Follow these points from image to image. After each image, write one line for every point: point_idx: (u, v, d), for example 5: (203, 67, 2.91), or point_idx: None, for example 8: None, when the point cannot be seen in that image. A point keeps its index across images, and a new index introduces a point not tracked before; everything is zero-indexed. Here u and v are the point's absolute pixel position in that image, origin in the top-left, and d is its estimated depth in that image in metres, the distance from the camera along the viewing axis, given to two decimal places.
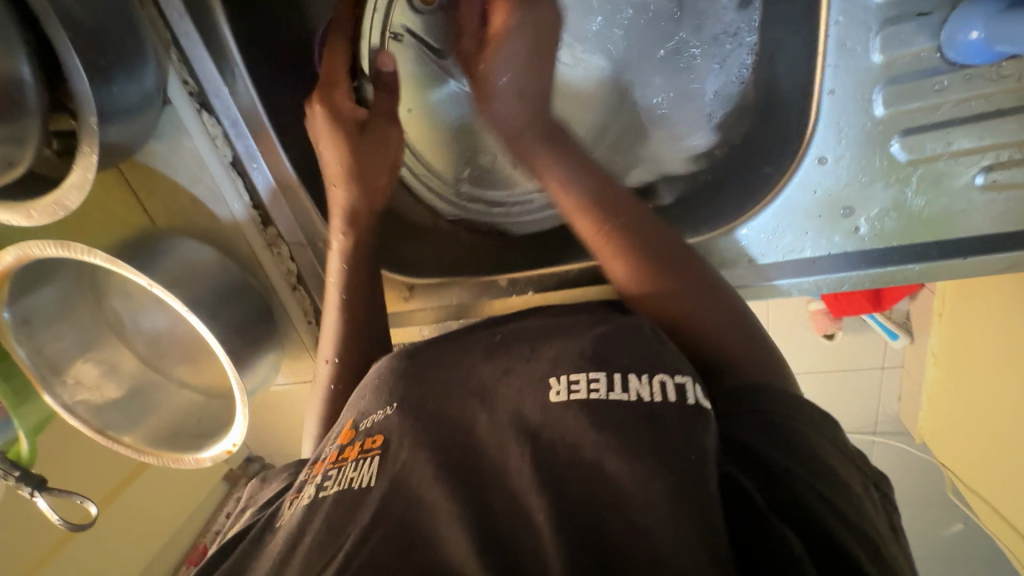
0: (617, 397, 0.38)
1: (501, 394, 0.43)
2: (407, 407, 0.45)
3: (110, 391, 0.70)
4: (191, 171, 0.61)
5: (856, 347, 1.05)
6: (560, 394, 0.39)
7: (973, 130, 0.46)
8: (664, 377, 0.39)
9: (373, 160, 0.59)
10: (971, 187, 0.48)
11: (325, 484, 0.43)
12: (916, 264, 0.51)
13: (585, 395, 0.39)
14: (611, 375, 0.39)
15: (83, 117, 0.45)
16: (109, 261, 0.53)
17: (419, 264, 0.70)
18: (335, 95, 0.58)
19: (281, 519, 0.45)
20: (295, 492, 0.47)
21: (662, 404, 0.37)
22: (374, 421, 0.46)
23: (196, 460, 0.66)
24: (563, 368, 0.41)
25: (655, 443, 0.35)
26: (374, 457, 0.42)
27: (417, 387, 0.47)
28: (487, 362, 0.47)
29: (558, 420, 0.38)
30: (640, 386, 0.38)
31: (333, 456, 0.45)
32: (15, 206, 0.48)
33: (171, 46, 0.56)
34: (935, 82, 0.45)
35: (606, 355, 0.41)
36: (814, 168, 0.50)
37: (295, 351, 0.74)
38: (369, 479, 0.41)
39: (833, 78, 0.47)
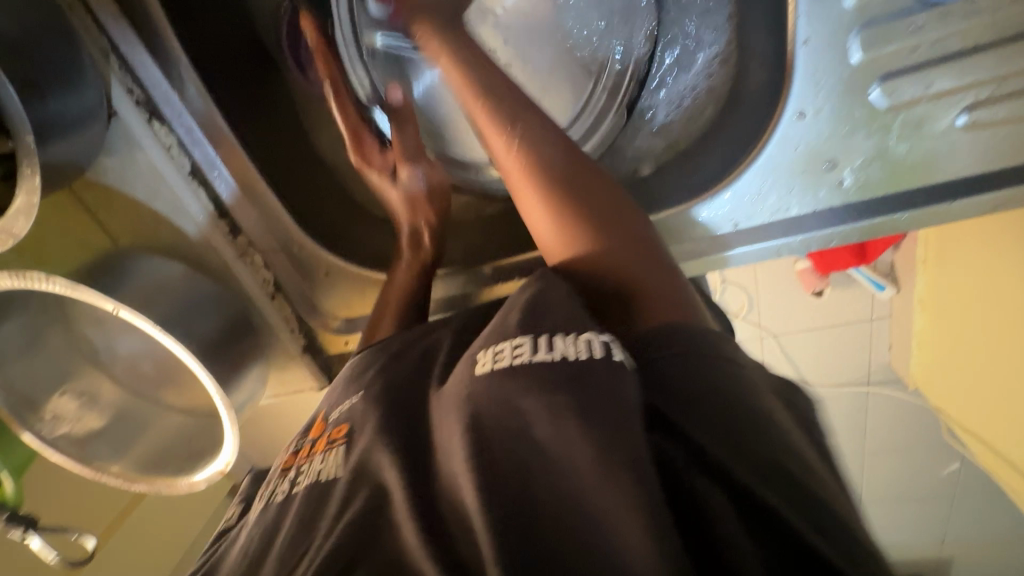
0: (540, 357, 0.34)
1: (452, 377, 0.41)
2: (371, 393, 0.45)
3: (91, 422, 0.67)
4: (150, 185, 0.58)
5: (844, 301, 1.03)
6: (485, 365, 0.36)
7: (952, 70, 0.44)
8: (591, 334, 0.34)
9: (414, 195, 0.63)
10: (953, 129, 0.46)
11: (299, 478, 0.45)
12: (904, 213, 0.51)
13: (507, 361, 0.35)
14: (537, 337, 0.35)
15: (20, 137, 0.41)
16: (70, 287, 0.50)
17: None
18: (364, 147, 0.62)
19: (258, 511, 0.48)
20: (270, 485, 0.50)
21: (592, 362, 0.32)
22: (342, 411, 0.47)
23: (189, 483, 0.64)
24: (494, 341, 0.38)
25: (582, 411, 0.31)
26: (340, 446, 0.43)
27: (379, 377, 0.47)
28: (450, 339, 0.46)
29: (479, 391, 0.35)
30: (566, 345, 0.34)
31: (306, 449, 0.48)
32: None
33: (110, 54, 0.52)
34: (910, 23, 0.43)
35: (537, 319, 0.37)
36: (794, 124, 0.49)
37: (281, 361, 0.71)
38: (335, 470, 0.42)
39: (806, 27, 0.45)
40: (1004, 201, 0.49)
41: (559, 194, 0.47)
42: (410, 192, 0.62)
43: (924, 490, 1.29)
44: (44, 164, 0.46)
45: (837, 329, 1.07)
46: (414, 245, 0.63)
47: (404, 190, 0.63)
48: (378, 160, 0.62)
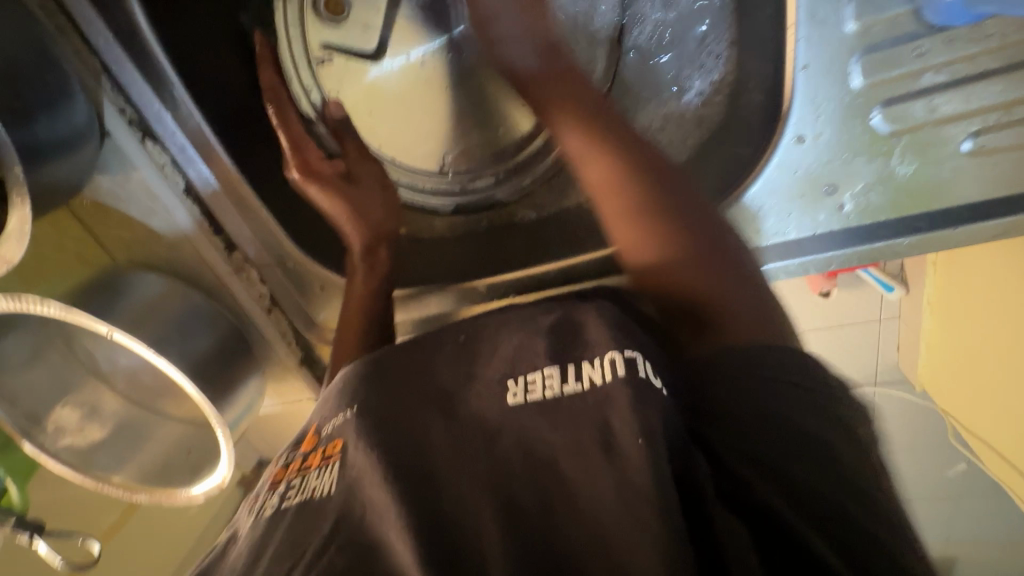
0: (569, 388, 0.40)
1: (465, 403, 0.43)
2: (363, 408, 0.45)
3: (93, 433, 0.68)
4: (144, 204, 0.58)
5: (853, 303, 0.99)
6: (517, 395, 0.41)
7: (959, 95, 0.43)
8: (614, 355, 0.40)
9: (364, 200, 0.62)
10: (959, 154, 0.45)
11: (289, 493, 0.44)
12: (905, 239, 0.48)
13: (539, 395, 0.40)
14: (565, 367, 0.41)
15: (8, 167, 0.41)
16: (66, 312, 0.51)
17: (427, 272, 0.69)
18: (305, 151, 0.61)
19: (244, 532, 0.45)
20: (257, 502, 0.47)
21: (611, 383, 0.38)
22: (334, 425, 0.47)
23: (187, 496, 0.65)
24: (523, 370, 0.43)
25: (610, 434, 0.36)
26: (335, 463, 0.44)
27: (376, 387, 0.47)
28: (448, 368, 0.48)
29: (513, 417, 0.40)
30: (593, 371, 0.40)
31: (297, 464, 0.47)
32: None
33: (101, 74, 0.52)
34: (916, 46, 0.43)
35: (566, 350, 0.43)
36: (793, 147, 0.47)
37: (278, 372, 0.71)
38: (330, 486, 0.42)
39: (807, 52, 0.44)
40: (1009, 231, 0.46)
41: (658, 227, 0.47)
42: (360, 202, 0.62)
43: (926, 491, 1.29)
44: (35, 189, 0.45)
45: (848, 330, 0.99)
46: (375, 254, 0.62)
47: (355, 194, 0.62)
48: (325, 171, 0.61)
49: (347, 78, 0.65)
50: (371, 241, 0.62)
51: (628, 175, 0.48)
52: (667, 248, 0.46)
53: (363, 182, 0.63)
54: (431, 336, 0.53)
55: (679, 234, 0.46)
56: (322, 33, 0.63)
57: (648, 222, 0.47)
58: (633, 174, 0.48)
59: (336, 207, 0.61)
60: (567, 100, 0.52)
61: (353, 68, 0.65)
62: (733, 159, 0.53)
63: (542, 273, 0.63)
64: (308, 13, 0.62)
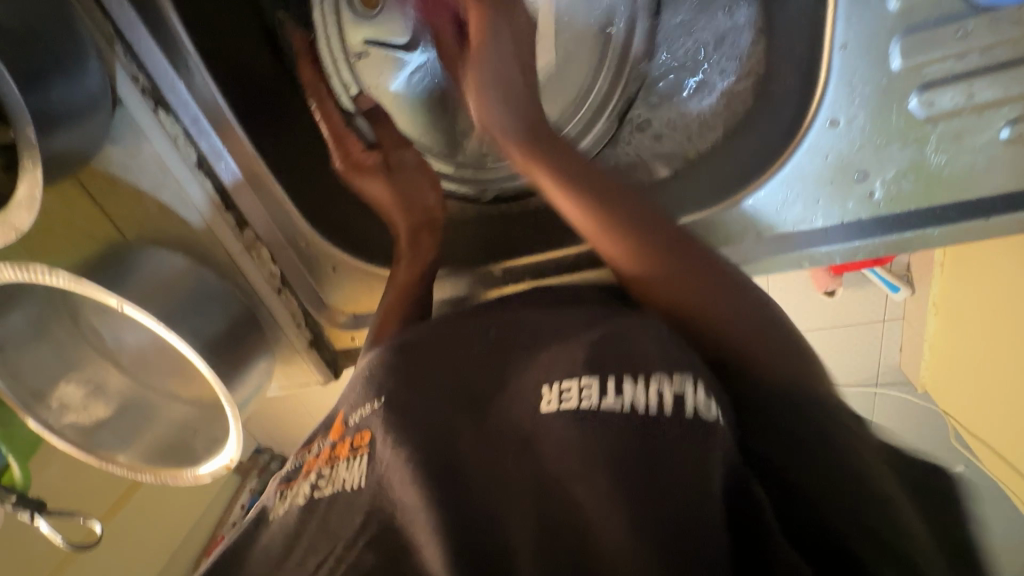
0: (608, 403, 0.40)
1: (493, 405, 0.45)
2: (392, 408, 0.47)
3: (97, 412, 0.67)
4: (154, 176, 0.56)
5: (857, 301, 1.00)
6: (551, 403, 0.42)
7: (999, 80, 0.42)
8: (663, 385, 0.39)
9: (405, 190, 0.64)
10: (996, 142, 0.44)
11: (320, 484, 0.46)
12: (936, 228, 0.48)
13: (574, 404, 0.40)
14: (605, 379, 0.41)
15: (20, 130, 0.40)
16: (73, 281, 0.50)
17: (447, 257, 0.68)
18: (346, 141, 0.63)
19: (274, 513, 0.48)
20: (286, 485, 0.50)
21: (659, 415, 0.38)
22: (362, 415, 0.48)
23: (195, 475, 0.64)
24: (559, 376, 0.43)
25: (649, 463, 0.36)
26: (363, 455, 0.45)
27: (404, 383, 0.49)
28: (485, 365, 0.49)
29: (547, 428, 0.41)
30: (636, 393, 0.39)
31: (326, 453, 0.49)
32: None
33: (114, 40, 0.51)
34: (958, 28, 0.41)
35: (603, 359, 0.42)
36: (826, 131, 0.46)
37: (287, 354, 0.70)
38: (359, 480, 0.44)
39: (846, 31, 0.43)
40: None
41: (645, 246, 0.50)
42: (404, 188, 0.64)
43: None
44: (46, 155, 0.44)
45: (849, 328, 1.04)
46: (414, 245, 0.62)
47: (398, 187, 0.63)
48: (368, 162, 0.63)
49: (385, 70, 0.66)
50: (411, 233, 0.63)
51: (609, 214, 0.50)
52: (656, 269, 0.49)
53: (403, 172, 0.64)
54: (461, 327, 0.54)
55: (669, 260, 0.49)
56: (360, 29, 0.63)
57: (635, 242, 0.50)
58: (616, 209, 0.51)
59: (380, 198, 0.64)
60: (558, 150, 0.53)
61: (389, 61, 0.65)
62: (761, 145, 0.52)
63: (561, 258, 0.62)
64: (342, 6, 0.62)
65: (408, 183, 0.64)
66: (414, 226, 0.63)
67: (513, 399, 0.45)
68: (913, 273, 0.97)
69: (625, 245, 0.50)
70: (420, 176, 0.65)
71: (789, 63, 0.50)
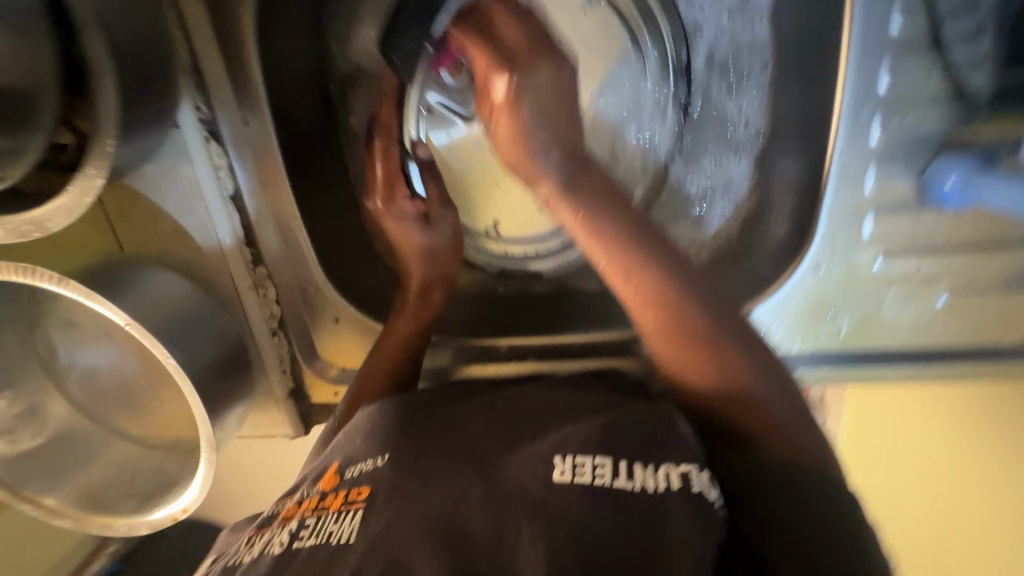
0: (621, 484, 0.44)
1: (504, 474, 0.46)
2: (398, 462, 0.48)
3: (23, 440, 0.59)
4: (182, 200, 0.56)
5: None
6: (565, 474, 0.45)
7: (941, 260, 0.53)
8: (669, 469, 0.44)
9: (427, 247, 0.65)
10: (934, 306, 0.55)
11: (301, 533, 0.45)
12: (884, 368, 0.57)
13: (589, 479, 0.44)
14: (618, 462, 0.45)
15: (100, 140, 0.40)
16: (84, 293, 0.47)
17: (447, 324, 0.69)
18: (394, 189, 0.64)
19: (242, 561, 0.45)
20: (259, 531, 0.48)
21: (666, 495, 0.43)
22: (362, 470, 0.49)
23: (127, 526, 0.57)
24: (574, 451, 0.46)
25: (656, 538, 0.41)
26: (357, 510, 0.45)
27: (411, 441, 0.50)
28: (494, 437, 0.51)
29: (561, 501, 0.43)
30: (647, 476, 0.44)
31: (312, 502, 0.48)
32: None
33: (187, 71, 0.53)
34: (913, 216, 0.52)
35: (614, 443, 0.47)
36: (808, 275, 0.56)
37: (262, 400, 0.67)
38: (349, 536, 0.43)
39: (834, 197, 0.53)
40: (963, 374, 0.56)
41: (688, 338, 0.51)
42: (428, 241, 0.65)
43: None
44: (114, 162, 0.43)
45: None
46: (421, 301, 0.64)
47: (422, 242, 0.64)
48: (407, 212, 0.64)
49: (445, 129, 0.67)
50: (420, 285, 0.64)
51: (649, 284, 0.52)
52: (702, 364, 0.51)
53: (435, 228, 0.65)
54: (477, 402, 0.56)
55: (721, 357, 0.50)
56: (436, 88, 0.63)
57: (681, 334, 0.51)
58: (656, 283, 0.51)
59: (408, 248, 0.64)
60: (590, 184, 0.53)
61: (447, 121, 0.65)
62: (750, 276, 0.61)
63: (564, 344, 0.66)
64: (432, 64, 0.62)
65: (431, 236, 0.64)
66: (427, 279, 0.64)
67: (523, 465, 0.47)
68: None
69: (670, 330, 0.52)
70: (445, 232, 0.65)
71: (773, 213, 0.61)
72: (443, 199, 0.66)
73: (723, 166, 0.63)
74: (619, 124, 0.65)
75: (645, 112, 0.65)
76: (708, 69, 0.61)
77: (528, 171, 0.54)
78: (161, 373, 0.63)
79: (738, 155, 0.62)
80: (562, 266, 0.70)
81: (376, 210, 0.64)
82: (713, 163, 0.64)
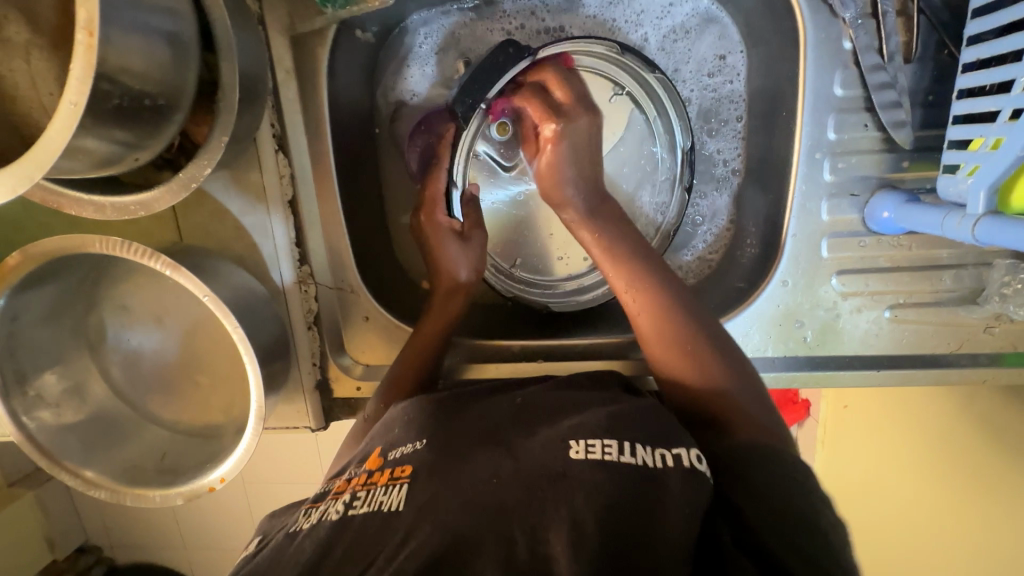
0: (626, 459, 0.47)
1: (525, 450, 0.50)
2: (433, 445, 0.52)
3: (67, 414, 0.63)
4: (247, 200, 0.64)
5: None
6: (580, 452, 0.47)
7: (885, 278, 0.64)
8: (664, 450, 0.48)
9: (455, 256, 0.72)
10: (883, 317, 0.65)
11: (353, 503, 0.49)
12: (846, 371, 0.66)
13: (600, 456, 0.47)
14: (622, 442, 0.48)
15: (214, 136, 0.50)
16: (171, 267, 0.55)
17: (466, 328, 0.79)
18: (434, 208, 0.74)
19: (298, 528, 0.50)
20: (314, 505, 0.52)
21: (666, 471, 0.46)
22: (403, 452, 0.53)
23: (162, 497, 0.60)
24: (584, 433, 0.49)
25: (660, 504, 0.44)
26: (403, 484, 0.49)
27: (442, 430, 0.54)
28: (508, 422, 0.55)
29: (578, 474, 0.46)
30: (646, 454, 0.47)
31: (360, 479, 0.52)
32: (125, 204, 0.50)
33: (270, 93, 0.62)
34: (859, 240, 0.64)
35: (622, 428, 0.50)
36: (779, 288, 0.66)
37: (291, 392, 0.71)
38: (398, 504, 0.47)
39: (796, 225, 0.64)
40: (913, 379, 0.65)
41: (668, 325, 0.60)
42: (455, 252, 0.72)
43: None
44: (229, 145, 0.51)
45: None
46: (444, 307, 0.71)
47: (451, 251, 0.72)
48: (443, 226, 0.73)
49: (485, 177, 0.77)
50: (444, 293, 0.72)
51: (642, 281, 0.61)
52: (679, 341, 0.59)
53: (466, 243, 0.73)
54: (491, 398, 0.60)
55: (697, 339, 0.59)
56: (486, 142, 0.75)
57: (664, 321, 0.60)
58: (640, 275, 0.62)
59: (439, 254, 0.72)
60: (609, 215, 0.66)
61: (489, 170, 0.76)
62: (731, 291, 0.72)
63: (568, 346, 0.73)
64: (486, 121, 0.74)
65: (459, 248, 0.72)
66: (449, 287, 0.72)
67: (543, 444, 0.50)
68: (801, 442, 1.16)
69: (657, 324, 0.60)
70: (473, 248, 0.73)
71: (749, 239, 0.73)
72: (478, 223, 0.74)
73: (707, 199, 0.77)
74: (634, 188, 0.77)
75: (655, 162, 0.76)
76: (695, 119, 0.76)
77: (561, 198, 0.67)
78: (197, 360, 0.68)
79: (718, 190, 0.77)
80: (572, 304, 0.79)
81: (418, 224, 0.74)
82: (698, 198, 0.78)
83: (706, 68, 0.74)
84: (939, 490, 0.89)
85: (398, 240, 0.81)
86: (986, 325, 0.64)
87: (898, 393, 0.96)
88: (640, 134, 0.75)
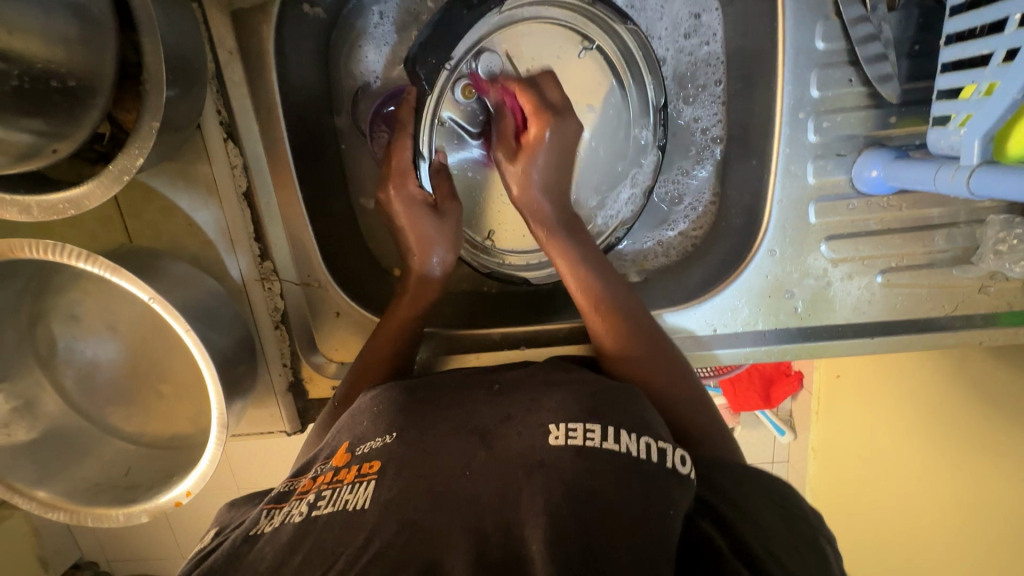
0: (610, 446, 0.42)
1: (501, 437, 0.45)
2: (406, 435, 0.47)
3: (18, 434, 0.59)
4: (197, 196, 0.60)
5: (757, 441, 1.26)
6: (559, 439, 0.43)
7: (876, 241, 0.61)
8: (649, 441, 0.44)
9: (430, 235, 0.67)
10: (875, 282, 0.62)
11: (318, 503, 0.43)
12: (839, 341, 0.63)
13: (582, 442, 0.43)
14: (606, 428, 0.44)
15: (146, 121, 0.45)
16: (110, 269, 0.50)
17: (443, 318, 0.75)
18: (406, 183, 0.67)
19: (258, 531, 0.44)
20: (276, 505, 0.46)
21: (646, 462, 0.42)
22: (371, 447, 0.47)
23: (126, 514, 0.56)
24: (565, 418, 0.45)
25: (643, 493, 0.40)
26: (370, 481, 0.43)
27: (415, 419, 0.49)
28: (486, 406, 0.50)
29: (557, 462, 0.41)
30: (630, 442, 0.43)
31: (326, 477, 0.46)
32: (49, 201, 0.46)
33: (212, 77, 0.57)
34: (847, 203, 0.61)
35: (604, 412, 0.46)
36: (767, 258, 0.63)
37: (261, 397, 0.67)
38: (364, 502, 0.42)
39: (781, 192, 0.61)
40: (905, 345, 0.63)
41: (628, 338, 0.58)
42: (426, 231, 0.67)
43: None
44: (162, 128, 0.47)
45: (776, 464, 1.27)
46: (418, 295, 0.66)
47: (428, 231, 0.67)
48: (417, 199, 0.67)
49: (452, 146, 0.72)
50: (417, 279, 0.67)
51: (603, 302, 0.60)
52: (629, 357, 0.57)
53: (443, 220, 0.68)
54: (468, 384, 0.55)
55: (646, 359, 0.57)
56: (451, 108, 0.70)
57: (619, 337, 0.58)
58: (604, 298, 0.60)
59: (414, 232, 0.67)
60: (575, 233, 0.64)
61: (456, 139, 0.72)
62: (718, 264, 0.69)
63: (552, 331, 0.70)
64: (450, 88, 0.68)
65: (432, 226, 0.67)
66: (421, 273, 0.67)
67: (520, 433, 0.45)
68: (794, 420, 1.22)
69: (613, 336, 0.59)
70: (446, 225, 0.68)
71: (735, 207, 0.69)
72: (452, 196, 0.69)
73: (690, 170, 0.74)
74: (607, 160, 0.72)
75: (633, 133, 0.72)
76: (671, 84, 0.72)
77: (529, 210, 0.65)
78: (158, 368, 0.63)
79: (701, 161, 0.74)
80: (549, 275, 0.77)
81: (391, 199, 0.67)
82: (679, 170, 0.75)
83: (682, 29, 0.70)
84: (924, 459, 0.89)
85: (367, 230, 0.77)
86: (980, 285, 0.61)
87: (879, 360, 0.99)
88: (617, 105, 0.71)
